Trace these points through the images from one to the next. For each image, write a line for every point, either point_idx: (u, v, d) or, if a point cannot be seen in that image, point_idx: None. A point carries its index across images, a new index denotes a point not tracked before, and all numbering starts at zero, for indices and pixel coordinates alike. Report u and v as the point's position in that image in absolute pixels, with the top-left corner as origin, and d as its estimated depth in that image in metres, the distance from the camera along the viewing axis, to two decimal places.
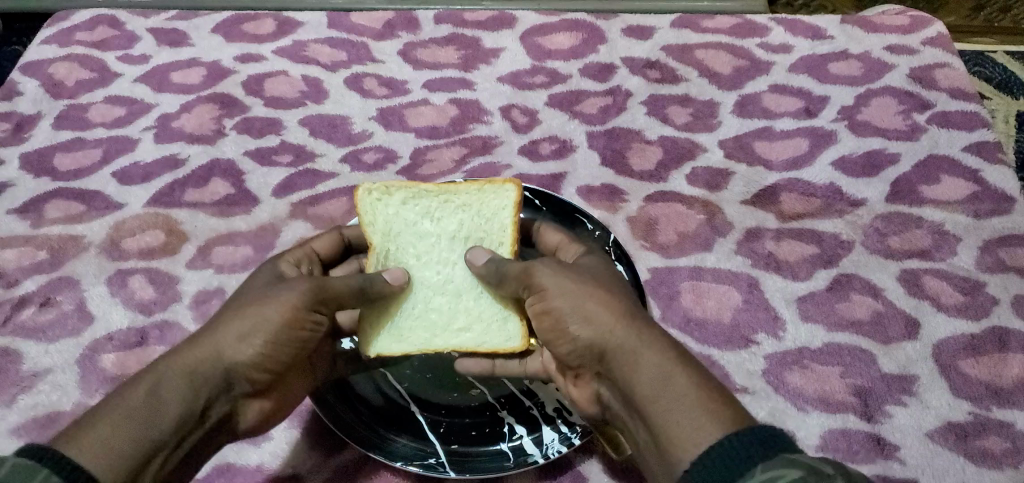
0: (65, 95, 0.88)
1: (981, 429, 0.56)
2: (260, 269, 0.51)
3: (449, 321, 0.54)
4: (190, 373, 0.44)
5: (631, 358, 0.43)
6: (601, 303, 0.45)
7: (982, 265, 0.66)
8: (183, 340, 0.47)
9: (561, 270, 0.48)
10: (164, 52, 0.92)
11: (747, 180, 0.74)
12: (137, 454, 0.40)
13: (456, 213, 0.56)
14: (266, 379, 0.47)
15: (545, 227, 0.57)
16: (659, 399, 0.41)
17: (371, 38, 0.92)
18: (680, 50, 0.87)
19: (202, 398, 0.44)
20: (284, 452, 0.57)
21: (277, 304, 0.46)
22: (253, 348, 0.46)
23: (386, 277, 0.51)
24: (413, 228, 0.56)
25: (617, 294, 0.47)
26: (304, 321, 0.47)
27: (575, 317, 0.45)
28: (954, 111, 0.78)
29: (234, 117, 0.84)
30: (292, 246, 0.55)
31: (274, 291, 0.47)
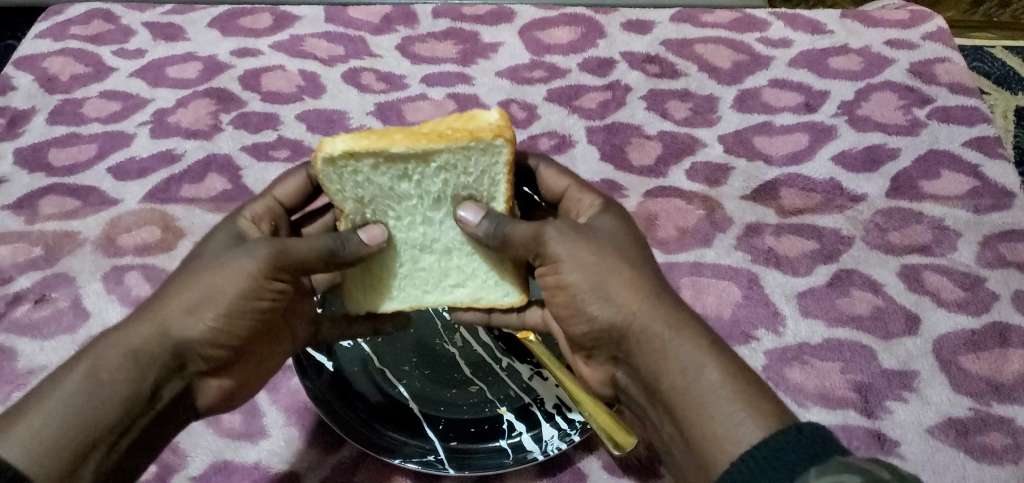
0: (60, 90, 0.87)
1: (981, 425, 0.56)
2: (218, 228, 0.49)
3: (439, 279, 0.54)
4: (134, 352, 0.43)
5: (659, 346, 0.43)
6: (623, 282, 0.44)
7: (982, 261, 0.66)
8: (134, 311, 0.46)
9: (575, 238, 0.45)
10: (160, 47, 0.92)
11: (747, 176, 0.73)
12: (76, 444, 0.41)
13: (439, 173, 0.49)
14: (222, 353, 0.46)
15: (547, 176, 0.54)
16: (690, 391, 0.41)
17: (368, 33, 0.92)
18: (679, 44, 0.87)
19: (149, 379, 0.43)
20: (281, 450, 0.57)
21: (225, 276, 0.44)
22: (203, 323, 0.44)
23: (362, 239, 0.48)
24: (391, 192, 0.49)
25: (638, 265, 0.45)
26: (262, 291, 0.45)
27: (596, 298, 0.45)
28: (954, 106, 0.78)
29: (230, 112, 0.83)
30: (254, 200, 0.53)
31: (224, 259, 0.45)
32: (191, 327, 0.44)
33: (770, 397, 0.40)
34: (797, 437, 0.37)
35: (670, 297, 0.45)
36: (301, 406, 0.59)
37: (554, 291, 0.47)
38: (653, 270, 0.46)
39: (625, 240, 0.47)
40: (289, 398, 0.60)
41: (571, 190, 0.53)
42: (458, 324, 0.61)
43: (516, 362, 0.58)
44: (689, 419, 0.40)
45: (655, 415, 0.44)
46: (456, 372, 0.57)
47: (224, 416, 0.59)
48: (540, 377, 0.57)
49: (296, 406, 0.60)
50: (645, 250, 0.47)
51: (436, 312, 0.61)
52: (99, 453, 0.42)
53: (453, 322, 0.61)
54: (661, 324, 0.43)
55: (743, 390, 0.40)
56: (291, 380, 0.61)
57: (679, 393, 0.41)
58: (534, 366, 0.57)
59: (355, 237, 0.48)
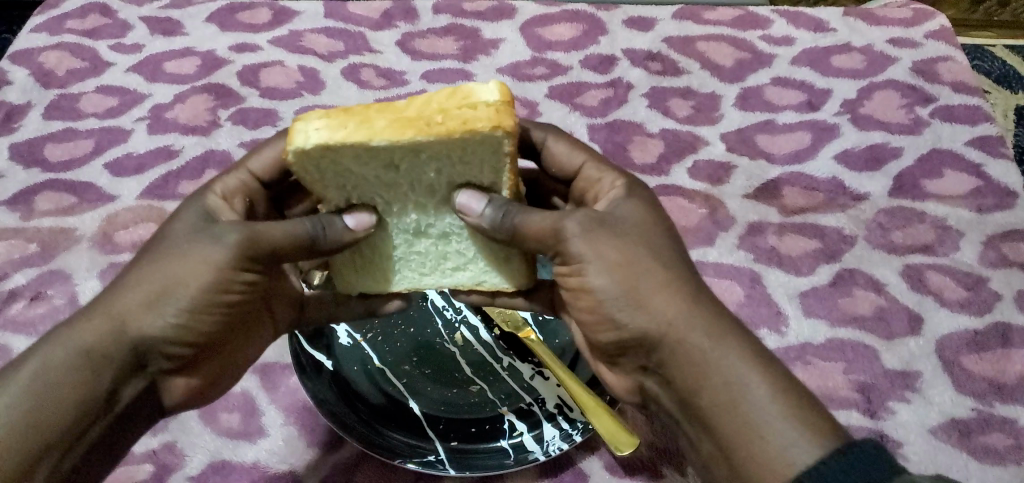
0: (56, 85, 0.86)
1: (984, 425, 0.55)
2: (184, 205, 0.47)
3: (436, 259, 0.53)
4: (88, 352, 0.42)
5: (697, 359, 0.42)
6: (656, 285, 0.43)
7: (985, 260, 0.65)
8: (91, 301, 0.45)
9: (603, 241, 0.44)
10: (157, 41, 0.91)
11: (749, 174, 0.73)
12: (27, 449, 0.40)
13: (430, 162, 0.45)
14: (188, 349, 0.45)
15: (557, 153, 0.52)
16: (734, 409, 0.40)
17: (368, 28, 0.91)
18: (681, 42, 0.87)
19: (106, 380, 0.43)
20: (279, 450, 0.57)
21: (189, 270, 0.44)
22: (165, 320, 0.43)
23: (348, 224, 0.47)
24: (376, 179, 0.46)
25: (669, 264, 0.44)
26: (228, 284, 0.44)
27: (626, 306, 0.43)
28: (957, 105, 0.78)
29: (229, 107, 0.83)
30: (226, 172, 0.52)
31: (187, 250, 0.44)
32: (149, 323, 0.43)
33: (819, 410, 0.40)
34: (856, 456, 0.37)
35: (703, 298, 0.44)
36: (300, 405, 0.59)
37: (578, 293, 0.45)
38: (685, 269, 0.45)
39: (654, 233, 0.45)
40: (289, 397, 0.60)
41: (586, 167, 0.51)
42: (457, 322, 0.61)
43: (516, 361, 0.58)
44: (733, 434, 0.40)
45: (688, 428, 0.43)
46: (456, 371, 0.57)
47: (223, 415, 0.59)
48: (541, 376, 0.56)
49: (295, 405, 0.59)
50: (674, 244, 0.46)
51: (436, 311, 0.61)
52: (54, 460, 0.41)
53: (452, 320, 0.61)
54: (700, 334, 0.42)
55: (790, 400, 0.40)
56: (290, 379, 0.61)
57: (721, 407, 0.40)
58: (534, 366, 0.57)
59: (340, 221, 0.47)
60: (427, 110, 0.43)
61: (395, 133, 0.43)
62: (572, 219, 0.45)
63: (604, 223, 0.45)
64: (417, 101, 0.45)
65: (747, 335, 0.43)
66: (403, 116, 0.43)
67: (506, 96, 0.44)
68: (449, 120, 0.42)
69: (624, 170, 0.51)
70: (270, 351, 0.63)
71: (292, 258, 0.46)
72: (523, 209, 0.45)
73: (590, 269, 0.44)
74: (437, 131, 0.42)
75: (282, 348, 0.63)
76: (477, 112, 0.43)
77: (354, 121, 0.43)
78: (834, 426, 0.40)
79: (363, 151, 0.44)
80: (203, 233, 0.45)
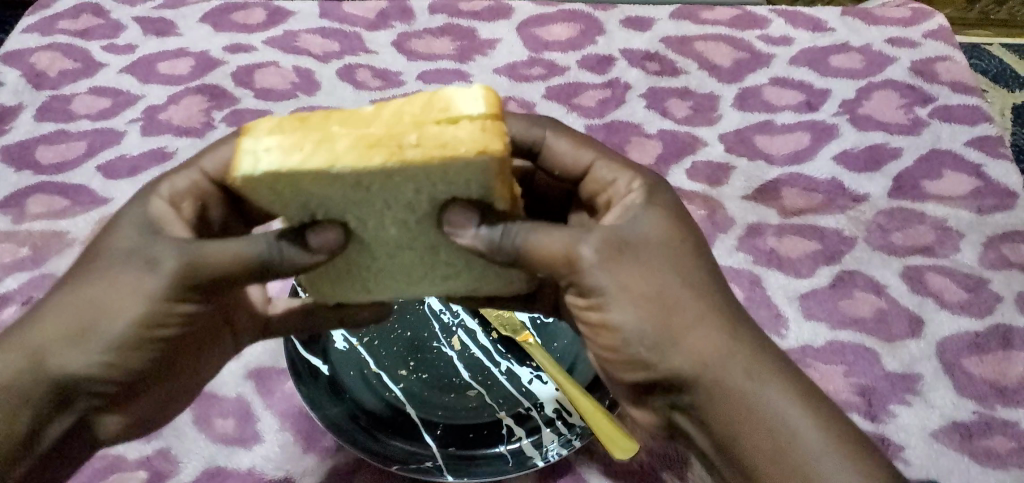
0: (49, 86, 0.86)
1: (986, 429, 0.55)
2: (124, 214, 0.45)
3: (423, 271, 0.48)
4: (8, 389, 0.42)
5: (743, 401, 0.41)
6: (691, 320, 0.42)
7: (985, 262, 0.65)
8: (20, 320, 0.44)
9: (630, 272, 0.41)
10: (151, 42, 0.90)
11: (748, 175, 0.73)
12: None
13: (408, 183, 0.39)
14: (121, 385, 0.44)
15: (561, 152, 0.50)
16: (786, 450, 0.40)
17: (364, 28, 0.91)
18: (679, 42, 0.86)
19: (30, 418, 0.42)
20: (275, 456, 0.56)
21: (116, 307, 0.42)
22: (93, 359, 0.42)
23: (315, 245, 0.42)
24: (349, 198, 0.41)
25: (701, 293, 0.42)
26: (162, 320, 0.42)
27: (661, 346, 0.41)
28: (956, 105, 0.77)
29: (223, 108, 0.82)
30: (180, 171, 0.49)
31: (119, 279, 0.42)
32: (72, 362, 0.42)
33: (863, 441, 0.41)
34: None
35: (738, 327, 0.42)
36: (296, 411, 0.58)
37: (600, 328, 0.43)
38: (716, 293, 0.43)
39: (681, 255, 0.43)
40: (285, 403, 0.59)
41: (597, 166, 0.49)
42: (455, 327, 0.61)
43: (514, 366, 0.58)
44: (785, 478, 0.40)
45: (726, 467, 0.43)
46: (454, 376, 0.57)
47: (218, 421, 0.58)
48: (539, 381, 0.56)
49: (291, 411, 0.59)
50: (702, 263, 0.44)
51: (433, 315, 0.61)
52: None
53: (450, 324, 0.61)
54: (742, 373, 0.41)
55: (838, 436, 0.41)
56: (286, 384, 0.61)
57: (771, 451, 0.40)
58: (533, 371, 0.57)
59: (307, 241, 0.42)
60: (399, 125, 0.38)
61: (361, 156, 0.37)
62: (589, 242, 0.41)
63: (629, 249, 0.42)
64: (388, 111, 0.40)
65: (782, 361, 0.43)
66: (370, 133, 0.38)
67: (495, 107, 0.39)
68: (425, 140, 0.37)
69: (637, 165, 0.49)
70: (265, 356, 0.62)
71: (239, 282, 0.43)
72: (526, 228, 0.42)
73: (616, 305, 0.41)
74: (413, 155, 0.37)
75: (278, 354, 0.63)
76: (459, 128, 0.38)
77: (315, 139, 0.38)
78: (883, 459, 0.41)
79: (327, 178, 0.38)
80: (139, 255, 0.42)
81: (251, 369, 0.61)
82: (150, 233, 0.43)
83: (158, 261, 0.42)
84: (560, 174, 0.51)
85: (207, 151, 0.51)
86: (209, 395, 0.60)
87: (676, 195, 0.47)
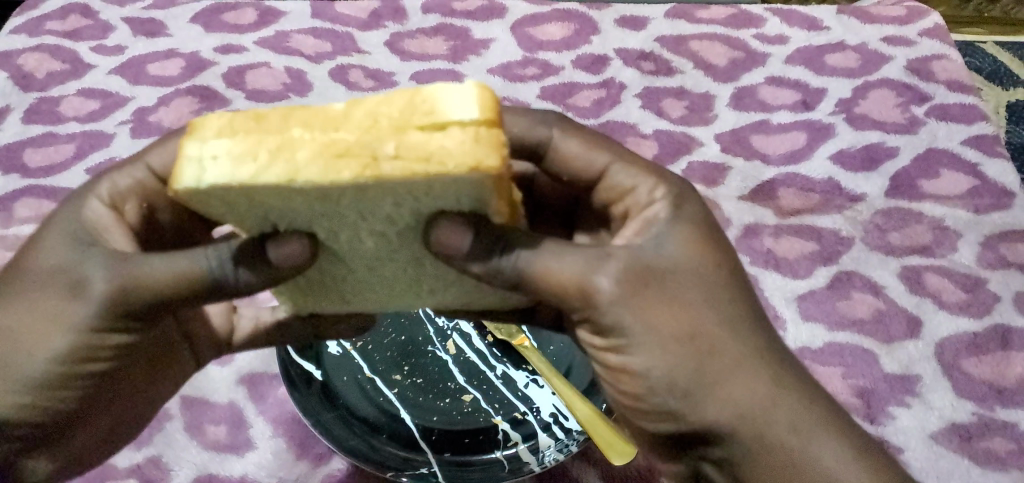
0: (36, 87, 0.84)
1: (986, 430, 0.55)
2: (58, 221, 0.43)
3: (409, 280, 0.45)
4: None
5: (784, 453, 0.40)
6: (726, 364, 0.39)
7: (983, 262, 0.64)
8: None
9: (659, 312, 0.39)
10: (140, 43, 0.89)
11: (744, 176, 0.72)
12: None
13: (385, 198, 0.34)
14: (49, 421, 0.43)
15: (571, 154, 0.47)
16: None
17: (356, 28, 0.90)
18: (674, 41, 0.85)
19: None
20: (267, 463, 0.55)
21: (42, 340, 0.40)
22: (18, 398, 0.41)
23: (277, 260, 0.38)
24: (321, 213, 0.36)
25: (732, 325, 0.40)
26: (90, 353, 0.41)
27: (696, 396, 0.39)
28: (952, 104, 0.77)
29: (214, 110, 0.81)
30: (124, 169, 0.48)
31: (42, 307, 0.40)
32: None
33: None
34: None
35: (775, 368, 0.41)
36: (288, 418, 0.58)
37: (622, 372, 0.41)
38: (749, 324, 0.41)
39: (710, 283, 0.41)
40: (277, 409, 0.59)
41: (613, 170, 0.46)
42: (449, 330, 0.60)
43: (510, 370, 0.57)
44: None
45: None
46: (449, 380, 0.56)
47: (209, 428, 0.57)
48: (535, 385, 0.55)
49: (284, 417, 0.58)
50: (733, 288, 0.41)
51: (427, 318, 0.60)
52: None
53: (444, 327, 0.60)
54: (783, 422, 0.40)
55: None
56: (278, 390, 0.60)
57: None
58: (528, 374, 0.56)
59: (268, 258, 0.38)
60: (373, 131, 0.33)
61: (326, 168, 0.32)
62: (607, 274, 0.38)
63: (656, 280, 0.39)
64: (359, 109, 0.34)
65: (812, 393, 0.42)
66: (335, 140, 0.33)
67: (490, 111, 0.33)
68: (404, 153, 0.32)
69: (656, 169, 0.47)
70: (256, 361, 0.61)
71: (183, 305, 0.40)
72: (533, 252, 0.38)
73: (641, 348, 0.39)
74: (391, 171, 0.32)
75: (269, 359, 0.62)
76: (448, 137, 0.32)
77: (272, 145, 0.33)
78: None
79: (287, 192, 0.33)
80: (69, 272, 0.40)
81: (243, 375, 0.61)
82: (86, 244, 0.41)
83: (91, 279, 0.40)
84: (570, 178, 0.48)
85: (152, 147, 0.49)
86: (201, 402, 0.59)
87: (703, 206, 0.44)
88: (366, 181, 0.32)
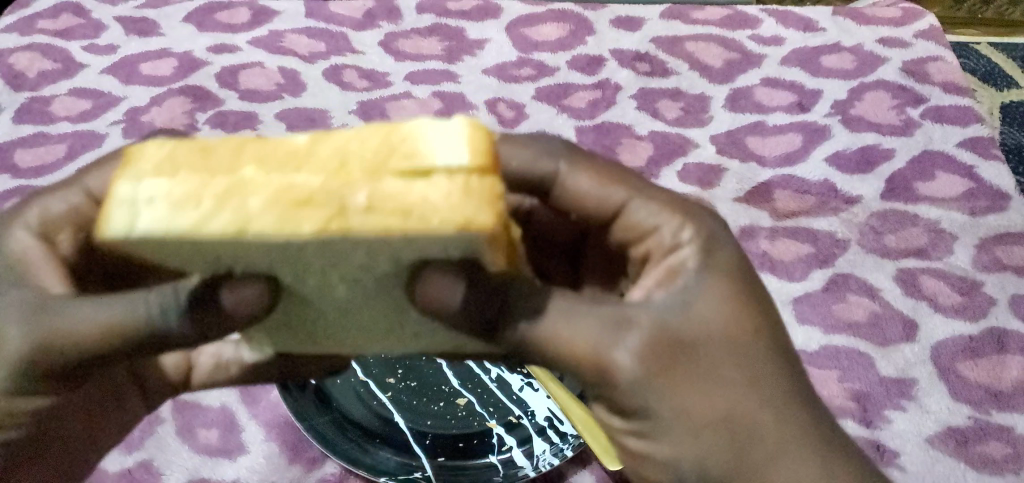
0: (28, 87, 0.84)
1: (982, 434, 0.54)
2: None
3: (382, 326, 0.40)
4: None
5: None
6: (765, 450, 0.38)
7: (979, 264, 0.64)
8: None
9: (684, 392, 0.37)
10: (133, 42, 0.88)
11: (740, 177, 0.72)
12: None
13: (358, 248, 0.32)
14: None
15: (575, 185, 0.44)
16: None
17: (350, 28, 0.89)
18: (669, 42, 0.85)
19: None
20: (261, 467, 0.55)
21: None
22: None
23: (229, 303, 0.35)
24: (284, 260, 0.33)
25: (764, 398, 0.39)
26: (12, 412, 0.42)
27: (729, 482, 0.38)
28: (948, 106, 0.77)
29: (207, 110, 0.81)
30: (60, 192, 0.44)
31: None
32: None
33: None
34: None
35: (820, 448, 0.39)
36: (281, 421, 0.57)
37: (646, 454, 0.40)
38: (787, 402, 0.39)
39: (734, 346, 0.38)
40: (270, 412, 0.58)
41: (632, 205, 0.43)
42: None
43: (505, 373, 0.56)
44: None
45: None
46: (442, 384, 0.56)
47: (202, 431, 0.57)
48: (530, 388, 0.55)
49: (276, 421, 0.57)
50: (770, 355, 0.39)
51: None
52: None
53: None
54: None
55: None
56: (270, 393, 0.59)
57: None
58: (523, 377, 0.56)
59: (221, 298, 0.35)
60: (342, 176, 0.31)
61: (285, 214, 0.30)
62: (625, 346, 0.36)
63: (682, 351, 0.37)
64: (326, 145, 0.32)
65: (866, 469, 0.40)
66: (294, 185, 0.31)
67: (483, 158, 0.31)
68: (375, 201, 0.30)
69: (673, 202, 0.43)
70: None
71: (113, 356, 0.38)
72: (541, 312, 0.36)
73: (659, 418, 0.37)
74: (360, 224, 0.30)
75: None
76: (431, 186, 0.30)
77: (225, 186, 0.31)
78: None
79: (244, 242, 0.31)
80: None
81: None
82: (12, 287, 0.39)
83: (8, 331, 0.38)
84: (582, 215, 0.45)
85: (92, 168, 0.46)
86: (193, 405, 0.59)
87: (733, 251, 0.41)
88: (329, 229, 0.30)
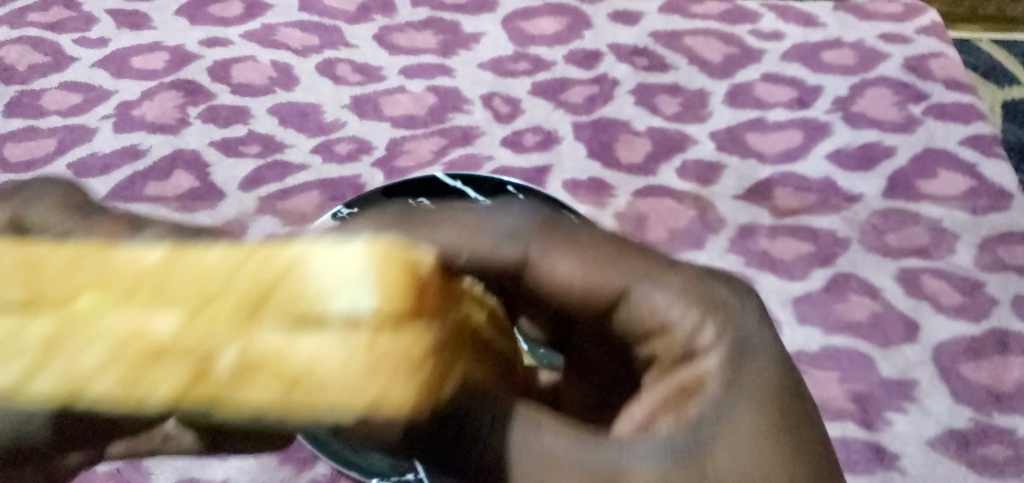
0: (17, 80, 0.82)
1: (984, 437, 0.53)
2: None
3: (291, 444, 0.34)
4: None
5: None
6: None
7: (981, 264, 0.63)
8: None
9: None
10: (124, 35, 0.87)
11: (739, 174, 0.71)
12: None
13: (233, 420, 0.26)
14: None
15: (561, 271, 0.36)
16: None
17: (344, 22, 0.88)
18: (668, 36, 0.84)
19: None
20: (251, 468, 0.54)
21: None
22: None
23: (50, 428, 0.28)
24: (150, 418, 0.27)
25: None
26: None
27: None
28: (950, 103, 0.75)
29: (198, 105, 0.79)
30: None
31: None
32: None
33: None
34: None
35: None
36: None
37: None
38: None
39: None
40: None
41: (635, 290, 0.35)
42: None
43: None
44: None
45: None
46: None
47: None
48: None
49: None
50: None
51: None
52: None
53: None
54: None
55: None
56: None
57: None
58: None
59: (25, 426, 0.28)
60: (205, 324, 0.24)
61: (129, 374, 0.24)
62: None
63: None
64: (181, 268, 0.26)
65: None
66: (145, 332, 0.24)
67: (400, 302, 0.24)
68: (248, 359, 0.24)
69: (677, 293, 0.35)
70: None
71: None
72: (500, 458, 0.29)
73: None
74: (226, 395, 0.24)
75: None
76: (322, 343, 0.24)
77: (48, 330, 0.25)
78: None
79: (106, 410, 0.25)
80: None
81: None
82: None
83: None
84: (569, 306, 0.38)
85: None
86: None
87: (760, 365, 0.33)
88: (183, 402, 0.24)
